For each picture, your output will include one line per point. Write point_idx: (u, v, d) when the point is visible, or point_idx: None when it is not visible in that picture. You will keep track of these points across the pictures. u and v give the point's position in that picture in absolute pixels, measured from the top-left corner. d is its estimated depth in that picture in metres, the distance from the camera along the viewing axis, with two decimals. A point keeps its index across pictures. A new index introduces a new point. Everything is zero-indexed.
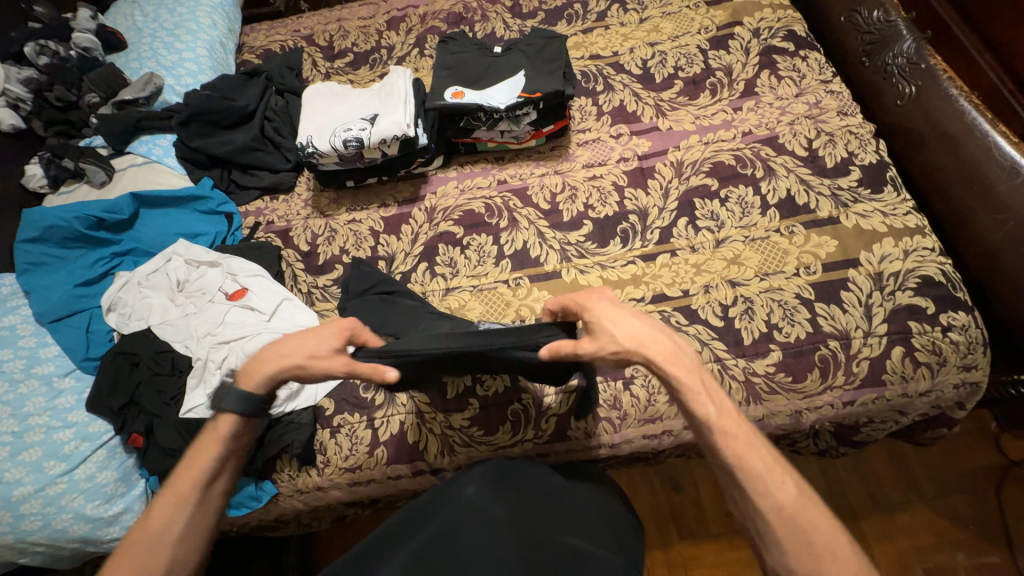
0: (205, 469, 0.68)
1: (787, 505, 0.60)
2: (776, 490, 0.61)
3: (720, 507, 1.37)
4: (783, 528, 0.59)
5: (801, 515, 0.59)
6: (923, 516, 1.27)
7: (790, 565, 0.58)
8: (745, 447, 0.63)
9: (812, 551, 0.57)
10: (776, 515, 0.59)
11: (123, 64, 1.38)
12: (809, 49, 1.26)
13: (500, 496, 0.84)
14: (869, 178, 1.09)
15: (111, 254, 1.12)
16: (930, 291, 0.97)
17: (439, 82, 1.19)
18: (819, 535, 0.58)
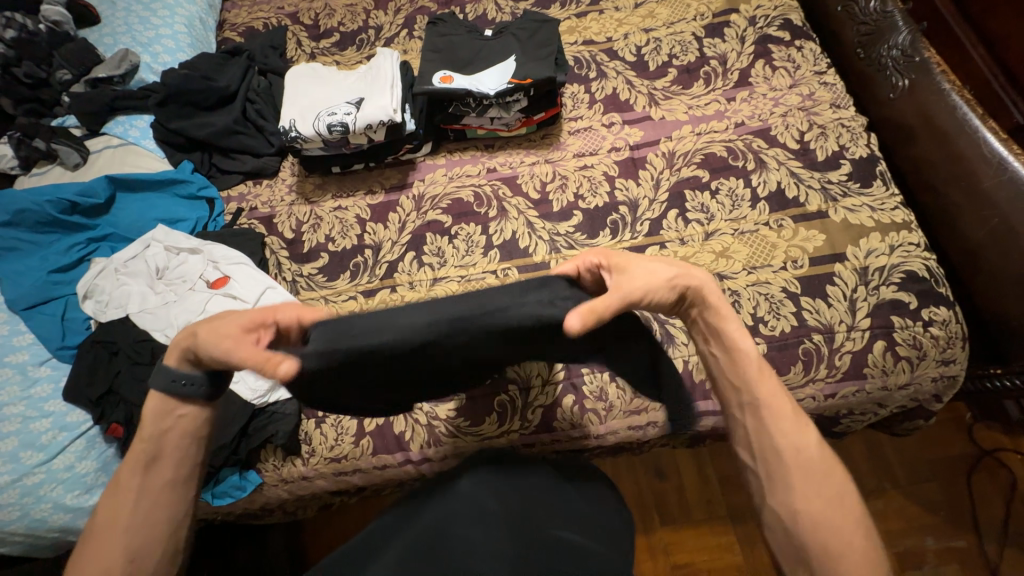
0: (142, 453, 0.65)
1: (806, 454, 0.61)
2: (800, 436, 0.61)
3: (702, 494, 1.40)
4: (800, 469, 0.59)
5: (819, 460, 0.60)
6: (896, 503, 1.31)
7: (799, 507, 0.58)
8: (778, 391, 0.64)
9: (824, 497, 0.58)
10: (794, 457, 0.60)
11: (96, 39, 1.32)
12: (805, 38, 1.24)
13: (495, 488, 0.84)
14: (859, 172, 1.08)
15: (86, 240, 1.07)
16: (914, 286, 0.98)
17: (428, 65, 1.14)
18: (832, 486, 0.59)
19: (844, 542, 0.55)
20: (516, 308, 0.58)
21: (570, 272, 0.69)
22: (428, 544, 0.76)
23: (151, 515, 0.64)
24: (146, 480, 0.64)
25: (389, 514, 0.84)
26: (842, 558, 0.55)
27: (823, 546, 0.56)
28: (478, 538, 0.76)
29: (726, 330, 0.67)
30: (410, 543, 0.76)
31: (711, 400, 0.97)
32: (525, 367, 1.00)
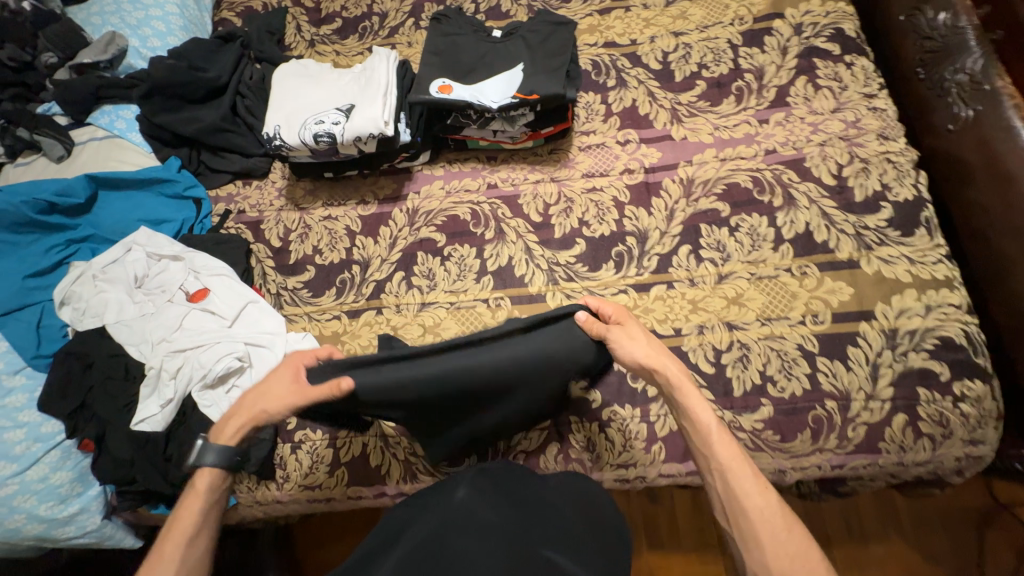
0: (188, 526, 0.72)
1: (768, 511, 0.66)
2: (760, 497, 0.67)
3: (697, 525, 1.35)
4: (763, 524, 0.65)
5: (779, 518, 0.65)
6: (897, 551, 1.24)
7: (765, 558, 0.63)
8: (737, 458, 0.70)
9: (785, 548, 0.63)
10: (757, 514, 0.66)
11: (84, 18, 1.25)
12: (857, 54, 1.09)
13: (489, 500, 0.79)
14: (900, 218, 0.96)
15: (66, 240, 1.04)
16: (947, 355, 0.87)
17: (427, 69, 1.04)
18: (793, 541, 0.64)
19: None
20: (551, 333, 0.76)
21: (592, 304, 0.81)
22: (430, 552, 0.71)
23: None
24: (185, 550, 0.70)
25: (371, 541, 0.78)
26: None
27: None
28: (476, 552, 0.70)
29: (694, 408, 0.74)
30: (408, 549, 0.72)
31: None
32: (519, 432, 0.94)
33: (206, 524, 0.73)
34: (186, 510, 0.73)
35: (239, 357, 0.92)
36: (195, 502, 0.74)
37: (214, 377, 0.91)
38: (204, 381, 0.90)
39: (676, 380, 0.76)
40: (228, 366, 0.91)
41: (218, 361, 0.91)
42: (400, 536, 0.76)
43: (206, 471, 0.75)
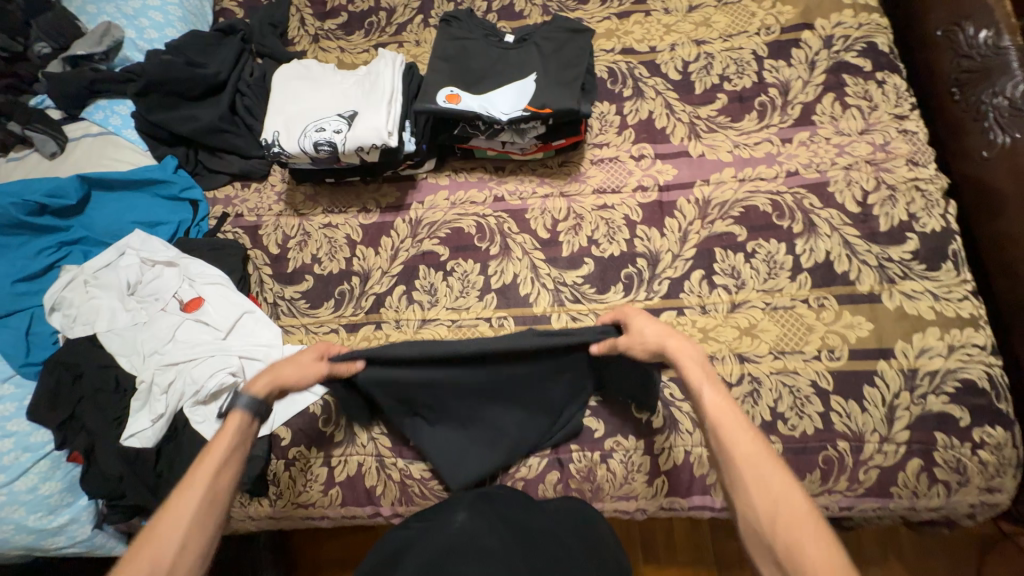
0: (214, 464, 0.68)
1: (754, 456, 0.62)
2: (750, 449, 0.62)
3: (691, 536, 1.28)
4: (752, 474, 0.60)
5: (764, 463, 0.60)
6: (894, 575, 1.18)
7: (754, 507, 0.58)
8: (723, 406, 0.66)
9: (772, 494, 0.58)
10: (742, 462, 0.61)
11: (79, 6, 1.20)
12: (889, 71, 1.03)
13: (490, 525, 0.75)
14: (926, 251, 0.92)
15: (58, 243, 1.01)
16: (968, 400, 0.84)
17: (434, 76, 0.99)
18: (779, 486, 0.59)
19: (794, 534, 0.55)
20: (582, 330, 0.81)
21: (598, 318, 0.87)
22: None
23: (202, 520, 0.64)
24: (213, 478, 0.66)
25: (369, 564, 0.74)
26: (801, 558, 0.53)
27: (782, 550, 0.55)
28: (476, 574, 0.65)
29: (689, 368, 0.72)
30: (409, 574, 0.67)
31: (709, 496, 0.87)
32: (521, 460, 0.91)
33: (239, 457, 0.70)
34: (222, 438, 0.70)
35: (232, 372, 0.90)
36: (222, 441, 0.70)
37: (206, 393, 0.88)
38: (196, 397, 0.88)
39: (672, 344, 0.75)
40: (221, 381, 0.88)
41: (210, 376, 0.88)
42: (403, 558, 0.72)
43: (238, 410, 0.73)
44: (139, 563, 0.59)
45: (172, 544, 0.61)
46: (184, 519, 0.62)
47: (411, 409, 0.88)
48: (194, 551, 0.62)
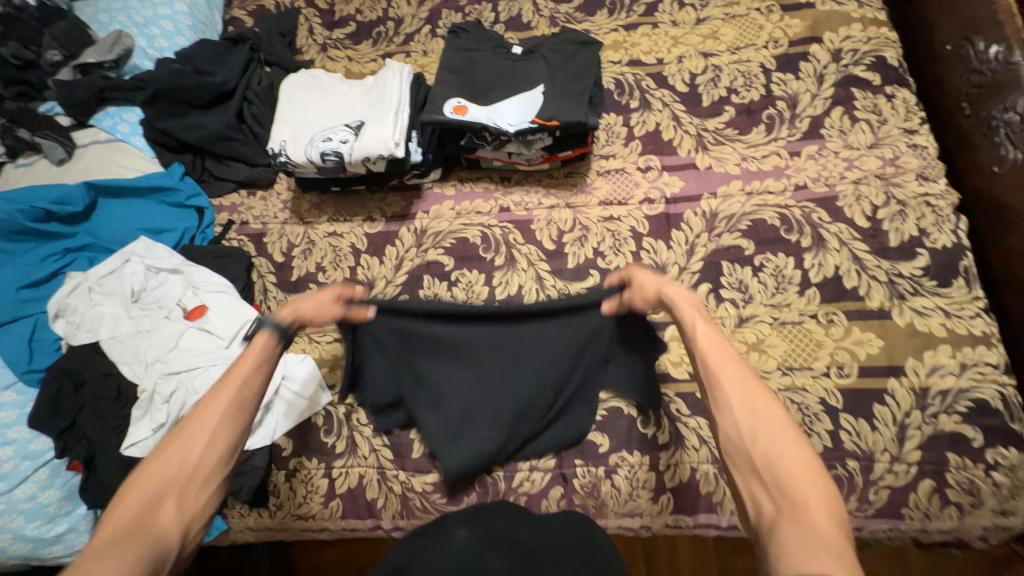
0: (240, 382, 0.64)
1: (743, 385, 0.57)
2: (733, 366, 0.59)
3: (692, 548, 1.23)
4: (735, 389, 0.56)
5: (753, 392, 0.56)
6: None
7: (737, 425, 0.54)
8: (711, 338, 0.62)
9: (752, 407, 0.55)
10: (731, 384, 0.57)
11: (91, 15, 1.21)
12: (898, 85, 1.03)
13: (492, 542, 0.71)
14: (937, 267, 0.90)
15: (63, 249, 1.01)
16: (981, 420, 0.82)
17: (442, 87, 0.99)
18: (767, 414, 0.54)
19: (779, 460, 0.50)
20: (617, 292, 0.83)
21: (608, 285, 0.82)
22: None
23: (220, 440, 0.60)
24: (235, 396, 0.62)
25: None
26: (780, 470, 0.50)
27: (761, 463, 0.51)
28: None
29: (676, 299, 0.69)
30: None
31: (715, 514, 0.86)
32: (523, 476, 0.90)
33: (266, 369, 0.67)
34: (249, 351, 0.67)
35: None
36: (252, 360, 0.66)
37: None
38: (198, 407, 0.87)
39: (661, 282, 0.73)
40: None
41: None
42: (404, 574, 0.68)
43: (265, 333, 0.68)
44: (166, 457, 0.57)
45: (193, 453, 0.58)
46: (210, 419, 0.60)
47: (416, 378, 0.89)
48: (219, 453, 0.59)
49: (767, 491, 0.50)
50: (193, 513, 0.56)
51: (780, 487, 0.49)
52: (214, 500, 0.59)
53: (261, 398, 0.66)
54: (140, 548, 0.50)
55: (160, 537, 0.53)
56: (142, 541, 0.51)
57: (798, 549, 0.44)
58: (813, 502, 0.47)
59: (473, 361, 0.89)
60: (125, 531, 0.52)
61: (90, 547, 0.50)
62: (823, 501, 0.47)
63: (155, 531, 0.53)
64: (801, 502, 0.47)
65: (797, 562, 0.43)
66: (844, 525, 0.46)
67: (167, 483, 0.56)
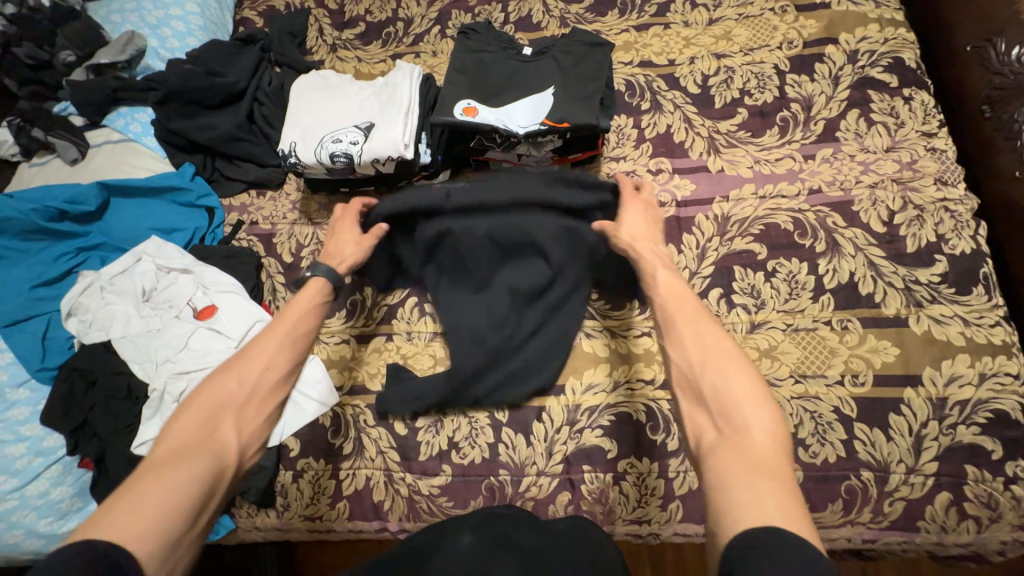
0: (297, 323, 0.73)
1: (701, 329, 0.61)
2: (689, 314, 0.63)
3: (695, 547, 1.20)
4: (688, 328, 0.61)
5: (707, 333, 0.60)
6: None
7: (687, 357, 0.59)
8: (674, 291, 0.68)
9: (704, 344, 0.59)
10: (687, 325, 0.62)
11: (105, 16, 1.22)
12: (916, 87, 1.01)
13: (496, 545, 0.69)
14: (956, 274, 0.88)
15: (76, 249, 1.02)
16: (1001, 431, 0.80)
17: (452, 88, 0.98)
18: (717, 348, 0.58)
19: (724, 386, 0.55)
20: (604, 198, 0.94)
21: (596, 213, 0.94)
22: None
23: (276, 361, 0.68)
24: (294, 327, 0.72)
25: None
26: (727, 400, 0.53)
27: (708, 392, 0.55)
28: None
29: (646, 260, 0.76)
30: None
31: None
32: (530, 480, 0.89)
33: (318, 311, 0.77)
34: (303, 294, 0.77)
35: None
36: (309, 297, 0.77)
37: None
38: None
39: (634, 235, 0.81)
40: None
41: None
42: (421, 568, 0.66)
43: (319, 278, 0.80)
44: (226, 381, 0.64)
45: (253, 368, 0.66)
46: (266, 351, 0.68)
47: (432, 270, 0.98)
48: (272, 380, 0.67)
49: (711, 416, 0.54)
50: (249, 433, 0.62)
51: (724, 414, 0.53)
52: (266, 425, 0.65)
53: (311, 339, 0.74)
54: (208, 458, 0.55)
55: (223, 450, 0.58)
56: (210, 452, 0.56)
57: (734, 470, 0.48)
58: (757, 429, 0.51)
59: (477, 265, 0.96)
60: (191, 441, 0.57)
61: (158, 453, 0.55)
62: (767, 427, 0.51)
63: (219, 444, 0.58)
64: (742, 426, 0.51)
65: (732, 486, 0.47)
66: (784, 451, 0.50)
67: (226, 403, 0.62)
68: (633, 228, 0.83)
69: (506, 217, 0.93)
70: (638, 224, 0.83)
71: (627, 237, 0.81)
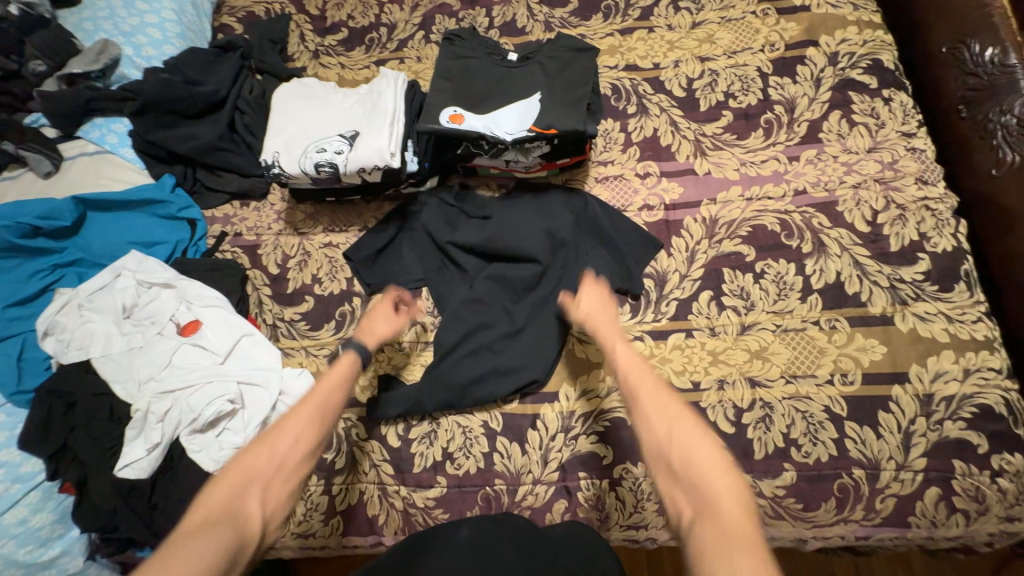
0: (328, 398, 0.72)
1: (662, 401, 0.63)
2: (646, 382, 0.66)
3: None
4: (651, 401, 0.63)
5: (669, 403, 0.62)
6: None
7: (653, 430, 0.60)
8: (631, 363, 0.69)
9: (667, 415, 0.61)
10: (650, 399, 0.63)
11: (77, 24, 1.19)
12: (895, 88, 1.02)
13: (494, 547, 0.70)
14: (938, 272, 0.90)
15: (51, 265, 0.99)
16: (985, 425, 0.82)
17: (437, 95, 0.97)
18: (680, 420, 0.60)
19: (693, 457, 0.56)
20: (582, 202, 1.02)
21: (577, 227, 1.00)
22: None
23: (305, 437, 0.67)
24: (326, 402, 0.71)
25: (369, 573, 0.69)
26: (694, 469, 0.55)
27: (677, 464, 0.57)
28: None
29: (602, 330, 0.78)
30: None
31: None
32: (527, 489, 0.88)
33: (346, 387, 0.75)
34: (336, 370, 0.76)
35: (230, 399, 0.87)
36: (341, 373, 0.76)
37: (204, 422, 0.86)
38: (194, 425, 0.86)
39: (590, 309, 0.83)
40: (219, 410, 0.86)
41: (208, 405, 0.86)
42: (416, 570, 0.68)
43: (352, 351, 0.79)
44: (256, 453, 0.63)
45: (284, 441, 0.65)
46: (296, 426, 0.67)
47: (430, 266, 1.01)
48: (301, 455, 0.65)
49: (684, 490, 0.55)
50: (273, 506, 0.60)
51: (696, 487, 0.54)
52: (290, 499, 0.63)
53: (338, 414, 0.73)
54: (228, 532, 0.54)
55: (246, 522, 0.56)
56: (231, 524, 0.55)
57: (710, 543, 0.48)
58: (722, 493, 0.53)
59: (473, 261, 1.00)
60: (217, 513, 0.56)
61: (185, 526, 0.54)
62: (731, 491, 0.52)
63: (242, 516, 0.56)
64: (714, 500, 0.52)
65: (711, 555, 0.47)
66: (751, 512, 0.51)
67: (254, 477, 0.61)
68: (590, 303, 0.84)
69: (500, 221, 1.01)
70: (597, 300, 0.84)
71: (583, 313, 0.83)
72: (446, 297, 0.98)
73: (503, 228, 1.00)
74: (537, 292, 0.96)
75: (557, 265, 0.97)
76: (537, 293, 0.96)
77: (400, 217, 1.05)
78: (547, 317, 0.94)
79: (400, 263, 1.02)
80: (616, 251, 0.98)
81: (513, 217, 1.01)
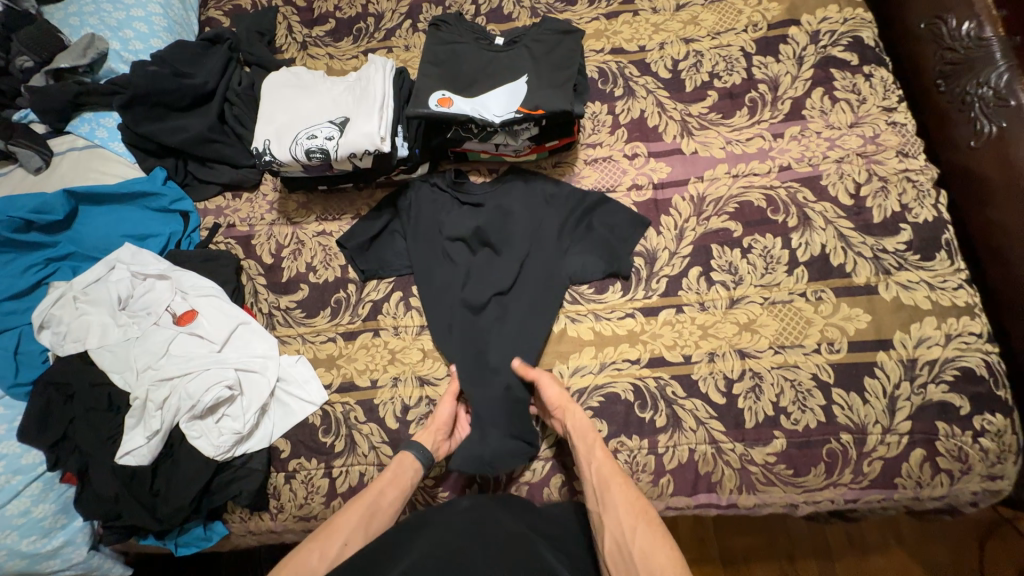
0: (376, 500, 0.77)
1: (628, 502, 0.72)
2: (615, 479, 0.75)
3: (687, 530, 1.17)
4: (621, 502, 0.72)
5: (632, 503, 0.72)
6: (899, 562, 1.12)
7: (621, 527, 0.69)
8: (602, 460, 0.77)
9: (634, 514, 0.70)
10: (620, 499, 0.72)
11: (63, 19, 1.19)
12: (876, 64, 1.04)
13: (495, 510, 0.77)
14: (920, 241, 0.92)
15: (45, 259, 1.00)
16: (968, 388, 0.84)
17: (425, 80, 0.98)
18: (642, 521, 0.69)
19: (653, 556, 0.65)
20: (567, 185, 1.03)
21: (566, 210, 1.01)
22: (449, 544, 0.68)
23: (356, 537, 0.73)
24: (376, 499, 0.77)
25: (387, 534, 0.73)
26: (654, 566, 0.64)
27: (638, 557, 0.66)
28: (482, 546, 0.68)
29: (575, 416, 0.83)
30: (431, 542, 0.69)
31: (715, 493, 0.86)
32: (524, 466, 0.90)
33: (405, 492, 0.80)
34: (398, 473, 0.81)
35: (228, 386, 0.89)
36: (402, 480, 0.81)
37: (203, 408, 0.87)
38: (192, 412, 0.87)
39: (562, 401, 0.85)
40: (217, 396, 0.87)
41: (207, 391, 0.87)
42: (425, 524, 0.75)
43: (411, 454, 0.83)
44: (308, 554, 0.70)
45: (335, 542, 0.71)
46: (348, 526, 0.73)
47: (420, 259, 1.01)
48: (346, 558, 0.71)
49: None
50: None
51: None
52: None
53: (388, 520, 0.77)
54: None
55: None
56: None
57: None
58: None
59: (464, 252, 1.01)
60: None
61: None
62: None
63: None
64: None
65: None
66: None
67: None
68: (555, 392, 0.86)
69: (488, 210, 1.02)
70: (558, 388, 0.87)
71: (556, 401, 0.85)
72: (439, 287, 0.99)
73: (493, 216, 1.01)
74: (528, 279, 0.98)
75: (548, 252, 0.99)
76: (529, 283, 0.98)
77: (391, 206, 1.05)
78: (540, 304, 0.96)
79: (394, 250, 1.03)
80: (604, 231, 0.99)
81: (500, 204, 1.02)
